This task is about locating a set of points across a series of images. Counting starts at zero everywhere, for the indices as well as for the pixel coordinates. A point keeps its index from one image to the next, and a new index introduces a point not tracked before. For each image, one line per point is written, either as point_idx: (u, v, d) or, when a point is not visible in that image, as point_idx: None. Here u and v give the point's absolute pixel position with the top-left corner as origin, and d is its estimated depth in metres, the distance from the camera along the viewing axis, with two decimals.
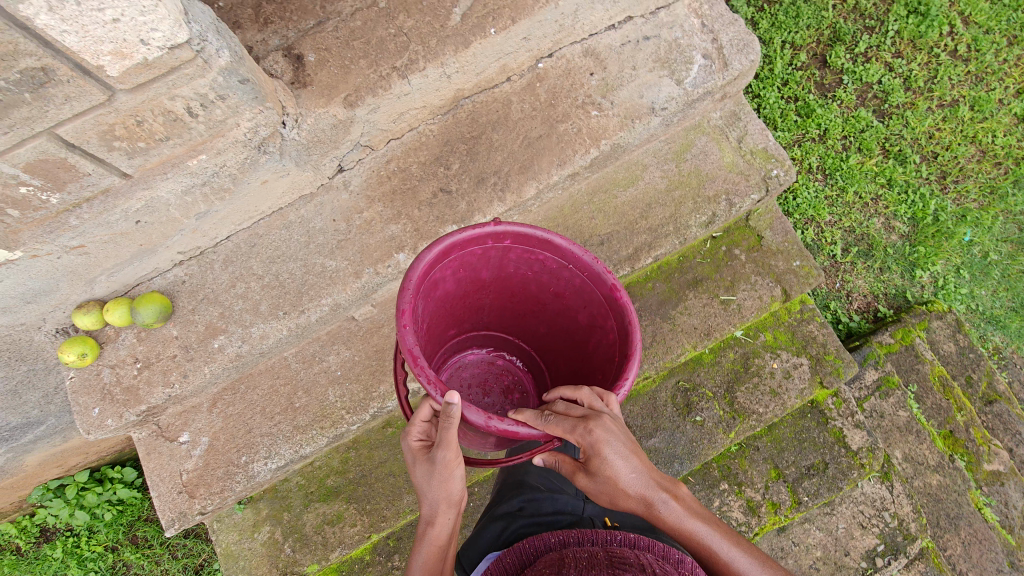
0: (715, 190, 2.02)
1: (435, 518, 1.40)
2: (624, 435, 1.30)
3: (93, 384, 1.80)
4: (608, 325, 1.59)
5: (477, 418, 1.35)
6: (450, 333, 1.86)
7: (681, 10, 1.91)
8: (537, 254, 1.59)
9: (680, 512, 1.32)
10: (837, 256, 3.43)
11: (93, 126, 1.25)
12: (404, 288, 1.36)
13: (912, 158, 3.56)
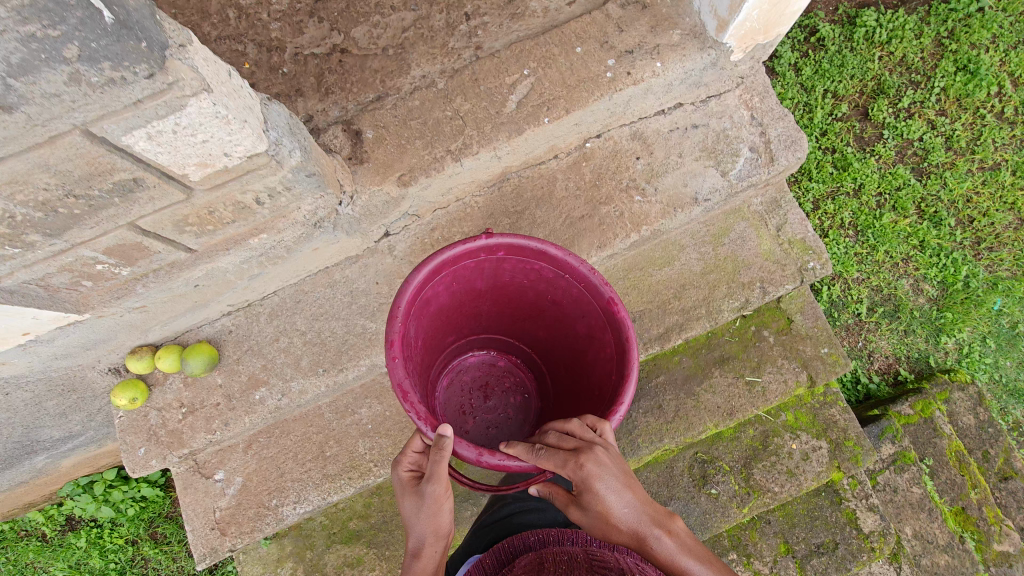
0: (750, 276, 2.05)
1: (421, 553, 1.32)
2: (617, 467, 1.22)
3: (140, 425, 1.90)
4: (606, 337, 1.60)
5: (468, 453, 1.35)
6: (449, 340, 1.90)
7: (732, 101, 1.93)
8: (533, 264, 1.61)
9: (676, 550, 1.18)
10: (861, 315, 3.37)
11: (170, 217, 1.32)
12: (393, 316, 1.41)
13: (948, 221, 3.44)
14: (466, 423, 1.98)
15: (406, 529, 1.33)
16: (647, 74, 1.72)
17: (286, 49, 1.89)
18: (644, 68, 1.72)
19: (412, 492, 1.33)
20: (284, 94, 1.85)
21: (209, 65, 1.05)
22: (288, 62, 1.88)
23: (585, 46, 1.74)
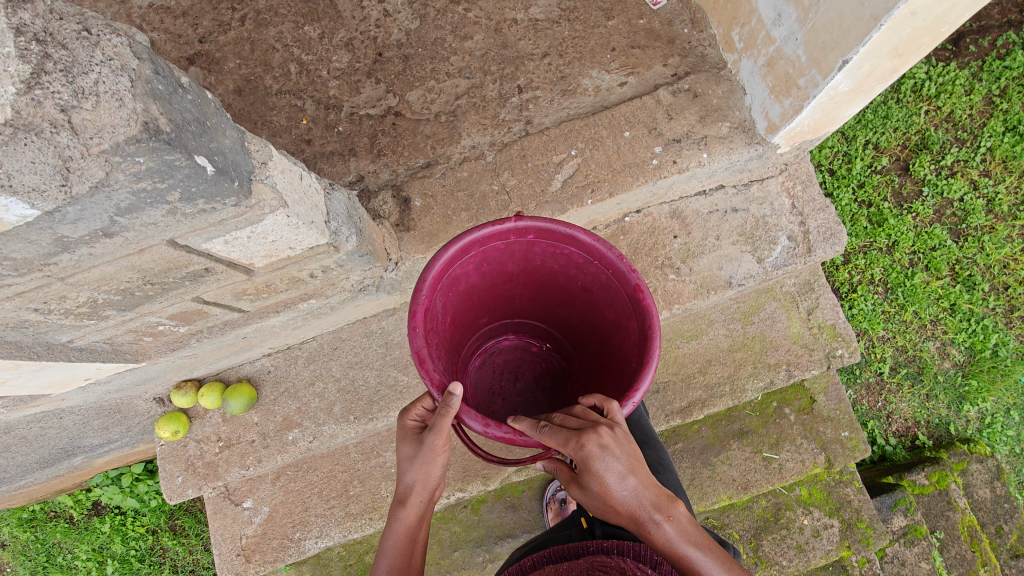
0: (777, 358, 2.07)
1: (410, 499, 1.28)
2: (623, 451, 1.06)
3: (179, 454, 2.01)
4: (632, 325, 1.39)
5: (475, 424, 1.22)
6: (480, 323, 1.70)
7: (774, 187, 1.95)
8: (562, 248, 1.43)
9: (677, 538, 1.06)
10: (883, 374, 3.27)
11: (231, 291, 1.40)
12: (417, 290, 1.27)
13: (981, 284, 3.27)
14: (494, 406, 1.70)
15: (399, 471, 1.27)
16: (693, 163, 1.75)
17: (343, 108, 1.96)
18: (690, 157, 1.75)
19: (411, 439, 1.25)
20: (338, 152, 1.93)
21: (284, 175, 1.13)
22: (344, 120, 1.95)
23: (634, 131, 1.78)
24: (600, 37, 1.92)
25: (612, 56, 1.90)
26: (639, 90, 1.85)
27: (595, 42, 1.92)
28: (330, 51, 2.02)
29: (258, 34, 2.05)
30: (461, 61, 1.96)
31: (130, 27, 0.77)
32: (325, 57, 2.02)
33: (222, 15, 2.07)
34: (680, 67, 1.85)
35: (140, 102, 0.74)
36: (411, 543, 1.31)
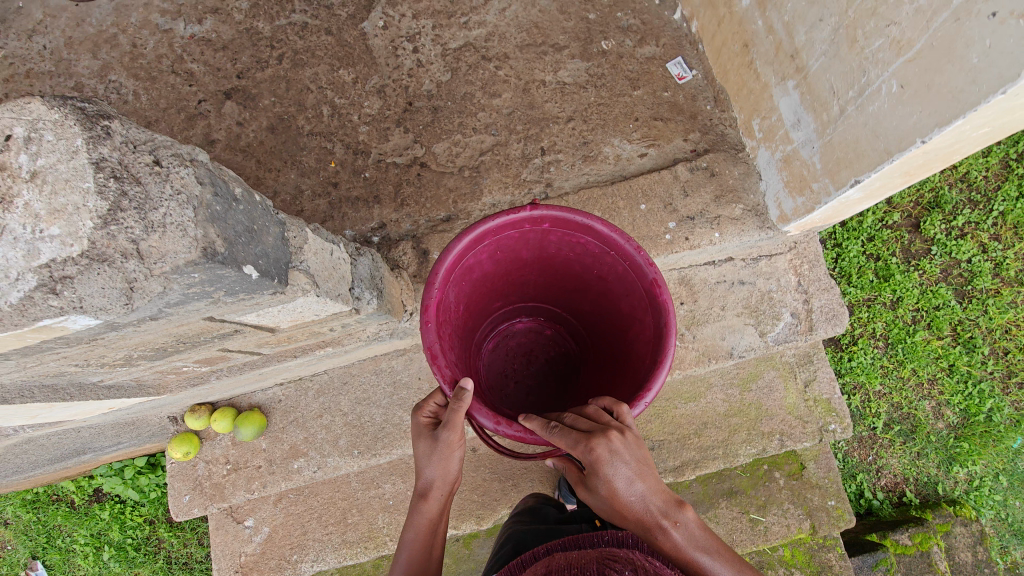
0: (771, 427, 2.13)
1: (430, 494, 1.38)
2: (632, 456, 1.12)
3: (189, 473, 2.10)
4: (646, 320, 1.43)
5: (486, 421, 1.30)
6: (494, 307, 1.77)
7: (782, 264, 2.01)
8: (578, 238, 1.46)
9: (685, 542, 1.12)
10: (876, 429, 3.20)
11: (255, 343, 1.47)
12: (431, 282, 1.33)
13: (982, 347, 3.19)
14: (506, 388, 1.81)
15: (419, 468, 1.38)
16: (704, 242, 1.81)
17: (371, 154, 2.03)
18: (702, 236, 1.81)
19: (427, 435, 1.34)
20: (363, 197, 2.00)
21: (315, 254, 1.19)
22: (371, 167, 2.02)
23: (650, 204, 1.84)
24: (624, 105, 1.97)
25: (635, 126, 1.95)
26: (658, 163, 1.91)
27: (619, 111, 1.97)
28: (362, 96, 2.09)
29: (293, 74, 2.12)
30: (488, 118, 2.02)
31: (192, 147, 0.85)
32: (356, 101, 2.09)
33: (260, 53, 2.14)
34: (700, 143, 1.90)
35: (200, 229, 0.81)
36: (432, 536, 1.41)
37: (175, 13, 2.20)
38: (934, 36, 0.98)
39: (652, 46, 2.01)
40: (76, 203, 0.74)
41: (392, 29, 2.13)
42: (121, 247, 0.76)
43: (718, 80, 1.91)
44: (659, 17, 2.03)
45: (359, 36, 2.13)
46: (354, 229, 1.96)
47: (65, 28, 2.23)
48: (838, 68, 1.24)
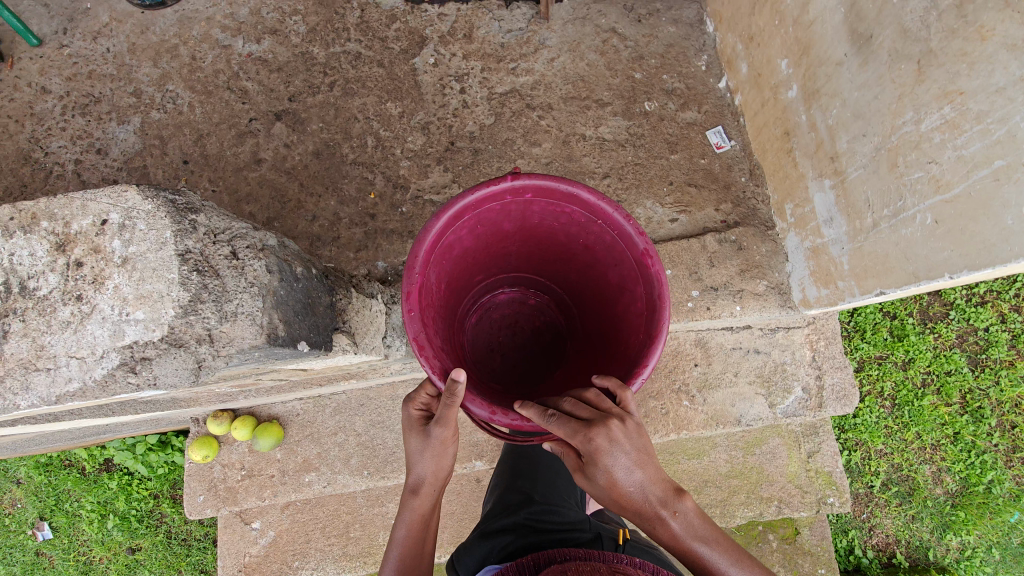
0: (770, 493, 2.17)
1: (422, 489, 1.39)
2: (633, 445, 1.11)
3: (206, 474, 2.20)
4: (637, 291, 1.37)
5: (480, 411, 1.22)
6: (477, 284, 1.69)
7: (798, 338, 2.04)
8: (563, 207, 1.38)
9: (684, 532, 1.16)
10: (873, 487, 3.18)
11: (288, 374, 1.54)
12: (410, 268, 1.23)
13: (989, 418, 3.16)
14: (493, 362, 1.76)
15: (411, 463, 1.38)
16: (724, 313, 1.85)
17: (409, 189, 2.10)
18: (724, 307, 1.85)
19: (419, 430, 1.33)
20: (398, 231, 2.07)
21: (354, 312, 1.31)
22: (408, 202, 2.09)
23: (676, 271, 1.88)
24: (660, 168, 2.01)
25: (669, 190, 1.99)
26: (688, 229, 1.95)
27: (655, 173, 2.01)
28: (406, 131, 2.15)
29: (343, 102, 2.19)
30: (526, 165, 2.07)
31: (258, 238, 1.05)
32: (400, 135, 2.15)
33: (313, 78, 2.22)
34: (731, 215, 1.94)
35: (265, 315, 1.00)
36: (424, 529, 1.43)
37: (235, 31, 2.28)
38: (974, 187, 1.02)
39: (694, 112, 2.05)
40: (159, 292, 0.94)
41: (441, 67, 2.19)
42: (196, 334, 0.95)
43: (756, 154, 1.94)
44: (704, 84, 2.07)
45: (409, 71, 2.20)
46: (386, 261, 2.04)
47: (129, 34, 2.32)
48: (874, 182, 1.29)
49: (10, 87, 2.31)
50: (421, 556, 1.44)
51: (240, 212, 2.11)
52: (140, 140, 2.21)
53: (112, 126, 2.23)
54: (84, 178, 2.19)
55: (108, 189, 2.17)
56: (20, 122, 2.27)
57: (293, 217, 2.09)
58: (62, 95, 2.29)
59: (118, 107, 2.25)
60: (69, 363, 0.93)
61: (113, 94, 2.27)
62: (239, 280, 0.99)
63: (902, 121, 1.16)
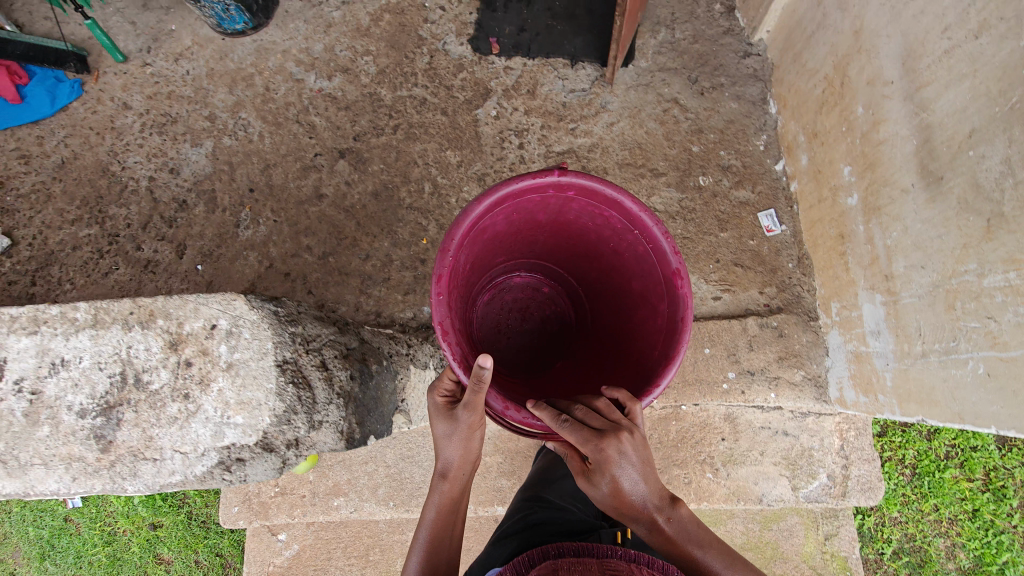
0: (782, 570, 2.20)
1: (449, 474, 1.36)
2: (640, 457, 1.13)
3: (241, 486, 2.32)
4: (659, 307, 1.38)
5: (495, 404, 1.27)
6: (498, 266, 1.68)
7: (829, 425, 2.05)
8: (602, 210, 1.38)
9: (678, 536, 1.18)
10: (884, 555, 2.86)
11: None
12: (445, 249, 1.23)
13: (1012, 498, 2.83)
14: (499, 344, 1.78)
15: (437, 448, 1.35)
16: (758, 399, 1.89)
17: None
18: (759, 392, 1.89)
19: (444, 418, 1.31)
20: None
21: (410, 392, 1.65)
22: None
23: (714, 351, 1.92)
24: (708, 245, 2.03)
25: (714, 268, 2.01)
26: (730, 309, 1.98)
27: (702, 249, 2.03)
28: (462, 180, 2.22)
29: (404, 146, 2.27)
30: None
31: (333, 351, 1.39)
32: (456, 184, 2.23)
33: (378, 119, 2.30)
34: (774, 300, 1.97)
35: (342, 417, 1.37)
36: (452, 516, 1.39)
37: (309, 65, 2.37)
38: None
39: (747, 191, 2.07)
40: (259, 397, 1.25)
41: (502, 120, 2.25)
42: (284, 440, 1.28)
43: (806, 242, 1.95)
44: (760, 164, 2.08)
45: (471, 122, 2.26)
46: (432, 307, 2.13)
47: (209, 59, 2.43)
48: (927, 315, 1.31)
49: (94, 100, 2.44)
50: (452, 542, 1.39)
51: (298, 244, 2.21)
52: (210, 164, 2.32)
53: (185, 148, 2.35)
54: (156, 195, 2.31)
55: (177, 208, 2.30)
56: (101, 135, 2.40)
57: (347, 254, 2.19)
58: (142, 113, 2.41)
59: (193, 129, 2.37)
60: (173, 458, 1.24)
61: (189, 116, 2.38)
62: (326, 390, 1.33)
63: (963, 270, 1.19)
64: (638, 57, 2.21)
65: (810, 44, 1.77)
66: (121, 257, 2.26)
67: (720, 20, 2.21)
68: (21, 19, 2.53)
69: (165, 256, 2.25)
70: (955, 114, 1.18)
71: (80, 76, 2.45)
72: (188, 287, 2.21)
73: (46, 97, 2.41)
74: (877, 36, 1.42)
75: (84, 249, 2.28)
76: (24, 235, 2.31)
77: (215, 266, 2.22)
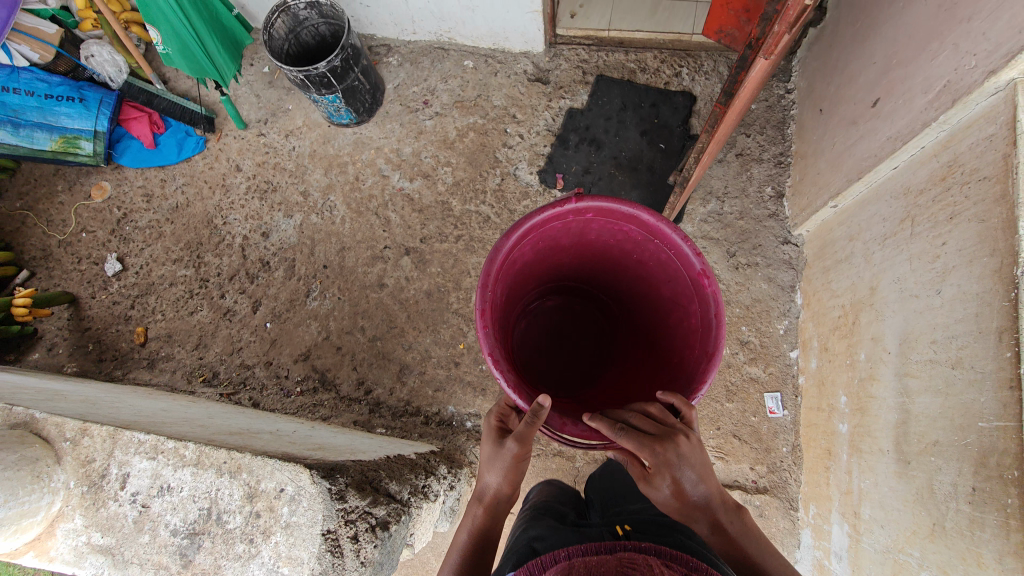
0: None
1: (487, 502, 1.40)
2: (698, 459, 1.17)
3: None
4: (690, 308, 1.41)
5: (552, 422, 1.26)
6: (531, 291, 1.74)
7: None
8: (622, 226, 1.43)
9: (736, 533, 1.24)
10: None
11: None
12: (484, 284, 1.28)
13: None
14: (539, 364, 1.83)
15: (480, 472, 1.38)
16: None
17: None
18: None
19: (491, 441, 1.35)
20: (472, 382, 2.41)
21: (427, 524, 1.69)
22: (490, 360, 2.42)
23: None
24: (712, 411, 2.21)
25: (714, 434, 2.19)
26: (720, 476, 2.15)
27: (706, 414, 2.21)
28: None
29: (463, 255, 2.56)
30: None
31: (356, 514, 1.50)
32: None
33: (444, 227, 2.60)
34: (762, 478, 2.13)
35: None
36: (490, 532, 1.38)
37: (396, 165, 2.71)
38: None
39: (759, 369, 2.24)
40: None
41: None
42: None
43: (803, 435, 2.10)
44: (777, 347, 2.25)
45: None
46: (456, 407, 2.38)
47: (314, 141, 2.79)
48: (877, 570, 1.48)
49: (213, 157, 2.85)
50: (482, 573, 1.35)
51: (355, 322, 2.53)
52: (296, 235, 2.68)
53: (279, 216, 2.72)
54: (246, 252, 2.68)
55: (261, 267, 2.65)
56: (212, 189, 2.80)
57: (393, 341, 2.48)
58: (249, 177, 2.79)
59: (288, 201, 2.73)
60: None
61: (287, 189, 2.75)
62: None
63: (908, 551, 1.36)
64: (685, 221, 2.42)
65: (838, 268, 1.94)
66: (206, 300, 2.63)
67: (768, 203, 2.40)
68: (169, 76, 2.98)
69: (242, 308, 2.60)
70: (929, 417, 1.34)
71: (205, 134, 2.87)
72: (255, 339, 2.55)
73: (175, 148, 2.84)
74: (886, 305, 1.60)
75: (178, 287, 2.67)
76: (133, 263, 2.73)
77: (281, 326, 2.56)
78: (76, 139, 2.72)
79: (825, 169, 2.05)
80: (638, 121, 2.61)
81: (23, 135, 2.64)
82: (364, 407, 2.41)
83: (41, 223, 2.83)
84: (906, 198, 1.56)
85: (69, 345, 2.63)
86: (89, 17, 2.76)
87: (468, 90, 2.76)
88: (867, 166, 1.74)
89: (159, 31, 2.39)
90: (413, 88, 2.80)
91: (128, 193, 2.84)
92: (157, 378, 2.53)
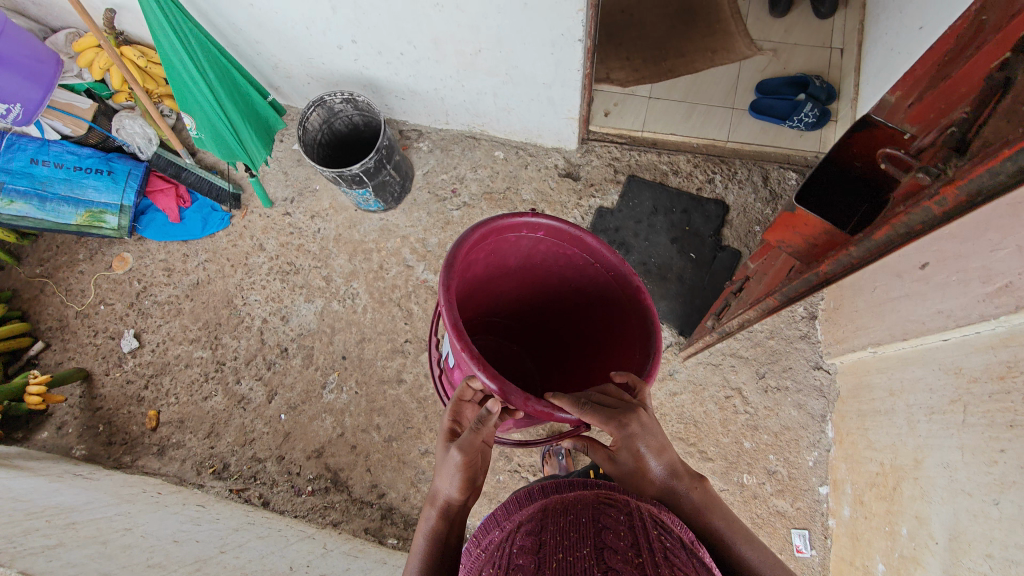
0: None
1: None
2: (659, 431, 1.10)
3: None
4: (629, 324, 1.40)
5: (512, 399, 1.14)
6: (466, 321, 1.65)
7: None
8: (568, 250, 1.42)
9: (702, 503, 1.08)
10: None
11: None
12: (447, 269, 1.22)
13: None
14: None
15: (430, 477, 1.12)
16: None
17: (512, 460, 2.36)
18: None
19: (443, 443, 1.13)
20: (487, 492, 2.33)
21: None
22: (506, 471, 2.34)
23: None
24: None
25: None
26: None
27: None
28: None
29: None
30: None
31: None
32: None
33: None
34: None
35: None
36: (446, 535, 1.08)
37: (421, 256, 2.68)
38: None
39: (787, 503, 2.16)
40: None
41: None
42: None
43: None
44: (806, 479, 2.18)
45: None
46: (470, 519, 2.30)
47: (340, 225, 2.78)
48: None
49: (237, 234, 2.83)
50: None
51: (370, 419, 2.48)
52: (316, 322, 2.64)
53: (300, 300, 2.68)
54: (264, 336, 2.64)
55: (279, 353, 2.61)
56: (234, 267, 2.77)
57: (409, 443, 2.43)
58: (272, 257, 2.77)
59: (310, 285, 2.70)
60: None
61: (309, 271, 2.72)
62: None
63: None
64: None
65: (876, 420, 1.88)
66: (221, 385, 2.59)
67: (800, 324, 2.34)
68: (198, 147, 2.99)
69: (257, 396, 2.55)
70: None
71: (231, 210, 2.85)
72: (268, 431, 2.50)
73: (200, 223, 2.82)
74: (933, 487, 1.54)
75: (194, 368, 2.63)
76: (149, 340, 2.69)
77: (296, 419, 2.50)
78: (102, 213, 2.68)
79: (863, 310, 2.00)
80: (669, 227, 2.57)
81: (49, 209, 2.59)
82: (376, 511, 2.35)
83: (60, 292, 2.80)
84: (957, 378, 1.52)
85: (79, 425, 2.58)
86: (124, 90, 2.75)
87: (497, 181, 2.73)
88: (912, 329, 1.69)
89: (193, 119, 2.38)
90: (442, 175, 2.78)
91: (149, 266, 2.81)
92: (167, 467, 2.47)
